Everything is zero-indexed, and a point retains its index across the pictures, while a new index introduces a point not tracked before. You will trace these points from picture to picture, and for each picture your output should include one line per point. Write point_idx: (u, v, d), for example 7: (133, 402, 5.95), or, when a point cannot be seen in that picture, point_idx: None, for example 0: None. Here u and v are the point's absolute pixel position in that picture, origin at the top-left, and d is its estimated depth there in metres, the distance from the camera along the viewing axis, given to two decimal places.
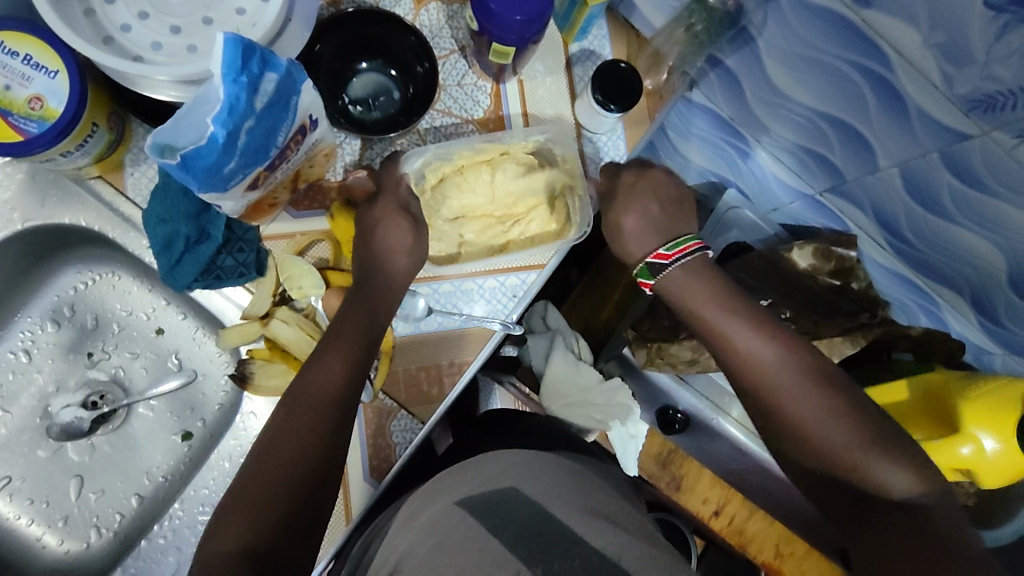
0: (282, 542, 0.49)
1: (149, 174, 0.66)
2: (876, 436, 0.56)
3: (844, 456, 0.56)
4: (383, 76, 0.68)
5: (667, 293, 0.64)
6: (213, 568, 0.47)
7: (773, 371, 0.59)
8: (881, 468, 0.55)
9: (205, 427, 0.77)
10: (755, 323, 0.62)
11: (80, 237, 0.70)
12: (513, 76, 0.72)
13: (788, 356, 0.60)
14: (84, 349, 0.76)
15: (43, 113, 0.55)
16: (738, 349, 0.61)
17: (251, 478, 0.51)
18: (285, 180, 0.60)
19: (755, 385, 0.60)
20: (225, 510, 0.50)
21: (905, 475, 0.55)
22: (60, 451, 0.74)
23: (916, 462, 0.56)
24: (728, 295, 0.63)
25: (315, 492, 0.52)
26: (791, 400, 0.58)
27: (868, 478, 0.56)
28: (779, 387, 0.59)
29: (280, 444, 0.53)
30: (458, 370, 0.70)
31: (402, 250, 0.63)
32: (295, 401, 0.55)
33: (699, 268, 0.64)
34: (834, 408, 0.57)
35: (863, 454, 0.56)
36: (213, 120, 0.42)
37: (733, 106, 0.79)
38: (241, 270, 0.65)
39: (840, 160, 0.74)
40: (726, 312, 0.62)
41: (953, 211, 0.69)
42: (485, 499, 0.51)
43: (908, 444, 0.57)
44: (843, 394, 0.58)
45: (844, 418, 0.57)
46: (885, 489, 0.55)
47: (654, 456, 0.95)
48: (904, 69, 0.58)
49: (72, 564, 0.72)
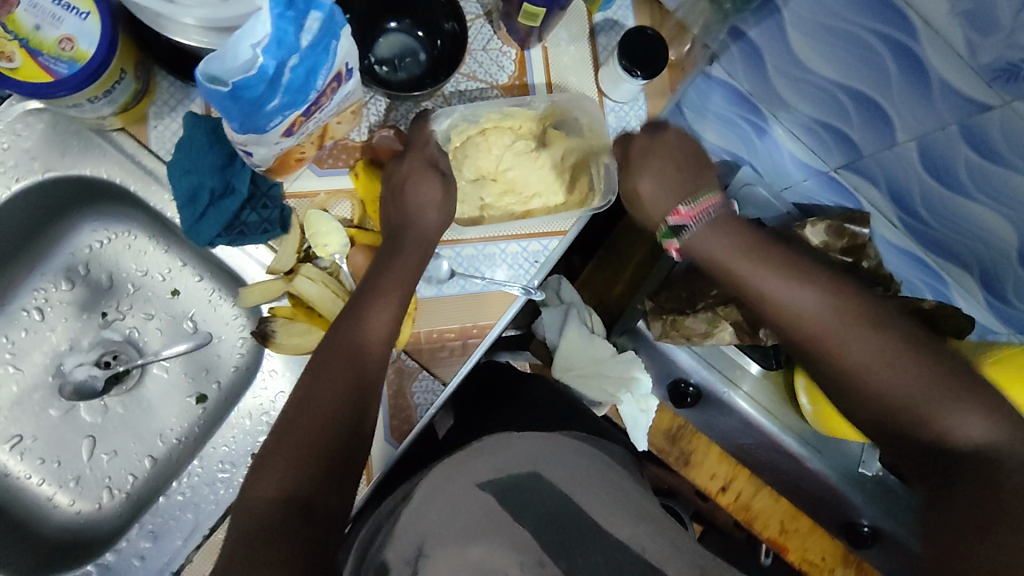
0: (322, 490, 0.49)
1: (173, 127, 0.66)
2: (942, 381, 0.52)
3: (908, 401, 0.52)
4: (409, 37, 0.68)
5: (695, 249, 0.61)
6: (253, 514, 0.47)
7: (811, 315, 0.56)
8: (948, 416, 0.51)
9: (220, 390, 0.76)
10: (792, 270, 0.58)
11: (99, 192, 0.69)
12: (538, 43, 0.72)
13: (831, 305, 0.56)
14: (98, 309, 0.75)
15: (74, 55, 0.54)
16: (770, 297, 0.58)
17: (290, 426, 0.51)
18: (314, 135, 0.60)
19: (799, 332, 0.57)
20: (264, 460, 0.50)
21: (975, 422, 0.50)
22: (72, 411, 0.73)
23: (994, 407, 0.51)
24: (758, 246, 0.60)
25: (353, 445, 0.52)
26: (834, 345, 0.55)
27: (934, 427, 0.51)
28: (830, 333, 0.55)
29: (316, 398, 0.53)
30: (480, 334, 0.70)
31: (433, 207, 0.62)
32: (332, 355, 0.55)
33: (727, 221, 0.61)
34: (890, 353, 0.53)
35: (923, 399, 0.52)
36: (263, 51, 0.42)
37: (752, 80, 0.80)
38: (264, 227, 0.65)
39: (857, 135, 0.75)
40: (759, 261, 0.59)
41: (967, 185, 0.70)
42: (508, 486, 0.51)
43: (979, 388, 0.51)
44: (899, 336, 0.54)
45: (901, 363, 0.53)
46: (956, 436, 0.51)
47: (664, 432, 0.98)
48: (929, 38, 0.59)
49: (84, 524, 0.72)
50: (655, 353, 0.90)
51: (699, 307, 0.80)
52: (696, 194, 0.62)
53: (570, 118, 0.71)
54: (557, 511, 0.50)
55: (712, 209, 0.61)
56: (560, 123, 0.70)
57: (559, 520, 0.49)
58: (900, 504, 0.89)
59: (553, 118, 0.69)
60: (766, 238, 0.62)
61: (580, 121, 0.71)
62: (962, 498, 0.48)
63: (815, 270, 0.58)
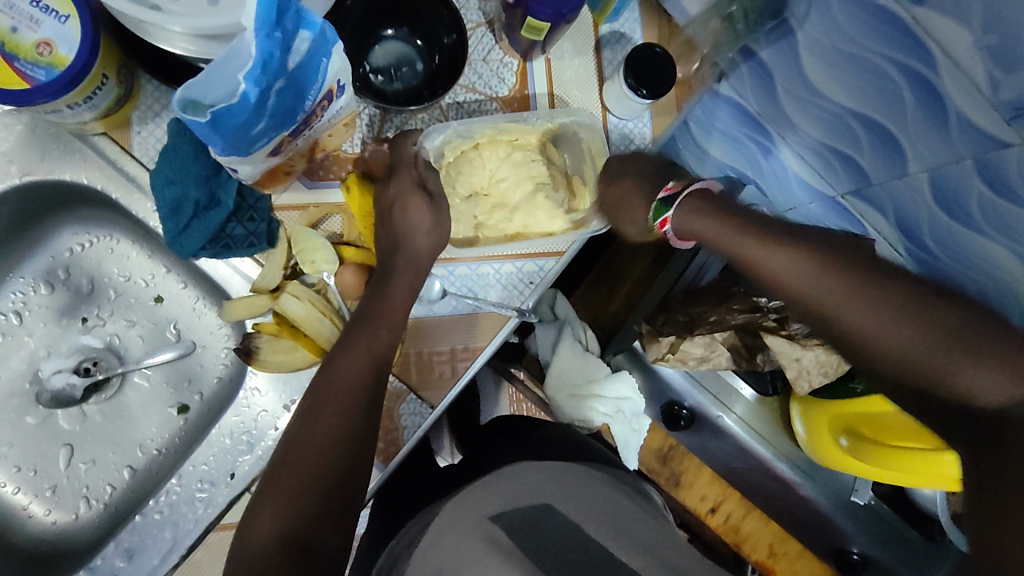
0: (318, 528, 0.48)
1: (157, 134, 0.63)
2: (945, 335, 0.50)
3: (919, 362, 0.51)
4: (407, 46, 0.65)
5: (685, 232, 0.64)
6: (252, 558, 0.46)
7: (806, 287, 0.56)
8: (960, 370, 0.49)
9: (203, 401, 0.74)
10: (778, 241, 0.58)
11: (79, 196, 0.67)
12: (541, 55, 0.70)
13: (820, 274, 0.55)
14: (78, 314, 0.73)
15: (52, 60, 0.51)
16: (764, 272, 0.58)
17: (286, 462, 0.50)
18: (303, 150, 0.57)
19: (801, 308, 0.57)
20: (260, 500, 0.49)
21: (994, 377, 0.48)
22: (49, 418, 0.71)
23: (1012, 356, 0.48)
24: (742, 220, 0.60)
25: (350, 478, 0.51)
26: (835, 314, 0.54)
27: (951, 382, 0.50)
28: (826, 304, 0.55)
29: (311, 433, 0.51)
30: (470, 356, 0.68)
31: (424, 231, 0.60)
32: (327, 385, 0.53)
33: (706, 200, 0.63)
34: (892, 313, 0.52)
35: (934, 357, 0.50)
36: (246, 77, 0.39)
37: (760, 101, 0.78)
38: (251, 240, 0.63)
39: (868, 162, 0.73)
40: (747, 236, 0.59)
41: (979, 220, 0.68)
42: (521, 517, 0.51)
43: (991, 338, 0.49)
44: (894, 292, 0.53)
45: (901, 324, 0.52)
46: (975, 392, 0.49)
47: (656, 451, 0.96)
48: (948, 70, 0.57)
49: (60, 535, 0.70)
50: (650, 375, 0.90)
51: (696, 331, 0.79)
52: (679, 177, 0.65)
53: (569, 133, 0.68)
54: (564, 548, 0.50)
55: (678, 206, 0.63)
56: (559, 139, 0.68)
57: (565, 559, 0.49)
58: (895, 533, 0.88)
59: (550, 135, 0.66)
60: (752, 212, 0.62)
61: (580, 136, 0.69)
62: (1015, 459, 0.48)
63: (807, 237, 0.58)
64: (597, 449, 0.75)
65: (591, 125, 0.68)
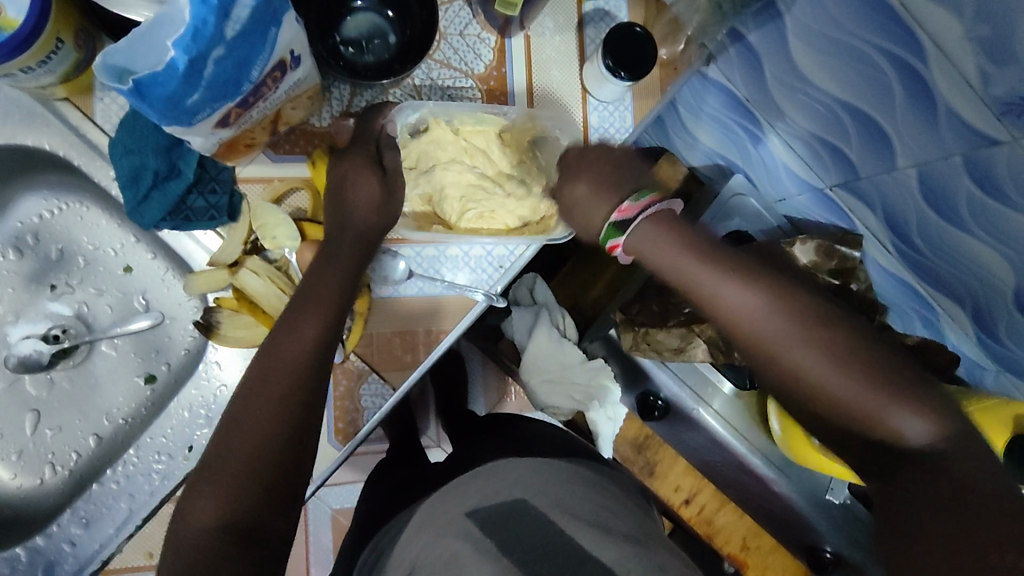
0: (263, 513, 0.48)
1: (120, 101, 0.62)
2: (879, 377, 0.51)
3: (852, 405, 0.51)
4: (379, 16, 0.62)
5: (638, 251, 0.58)
6: (190, 545, 0.45)
7: (752, 318, 0.54)
8: (893, 414, 0.50)
9: (170, 372, 0.73)
10: (729, 269, 0.56)
11: (45, 161, 0.66)
12: (519, 31, 0.67)
13: (766, 304, 0.54)
14: (46, 281, 0.72)
15: (1, 24, 0.50)
16: (715, 300, 0.55)
17: (225, 448, 0.49)
18: (263, 121, 0.55)
19: (740, 340, 0.56)
20: (196, 487, 0.48)
21: (921, 420, 0.50)
22: (16, 383, 0.71)
23: (937, 408, 0.50)
24: (691, 237, 0.57)
25: (294, 462, 0.50)
26: (779, 350, 0.54)
27: (881, 427, 0.51)
28: (769, 338, 0.54)
29: (255, 416, 0.50)
30: (434, 340, 0.67)
31: (370, 207, 0.59)
32: (268, 368, 0.52)
33: (666, 219, 0.57)
34: (827, 349, 0.52)
35: (871, 400, 0.51)
36: (174, 44, 0.39)
37: (749, 87, 0.75)
38: (211, 213, 0.62)
39: (856, 156, 0.70)
40: (701, 262, 0.56)
41: (966, 218, 0.65)
42: (498, 513, 0.52)
43: (915, 383, 0.51)
44: (834, 334, 0.53)
45: (843, 361, 0.52)
46: (901, 436, 0.50)
47: (631, 441, 0.95)
48: (938, 62, 0.54)
49: (23, 499, 0.70)
50: (628, 362, 0.88)
51: (670, 322, 0.78)
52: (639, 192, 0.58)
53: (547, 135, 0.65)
54: (547, 543, 0.49)
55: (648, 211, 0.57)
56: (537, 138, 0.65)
57: (549, 553, 0.48)
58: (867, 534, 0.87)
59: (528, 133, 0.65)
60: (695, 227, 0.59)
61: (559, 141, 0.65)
62: (939, 522, 0.45)
63: (755, 269, 0.57)
64: (584, 446, 0.78)
65: (570, 131, 0.65)
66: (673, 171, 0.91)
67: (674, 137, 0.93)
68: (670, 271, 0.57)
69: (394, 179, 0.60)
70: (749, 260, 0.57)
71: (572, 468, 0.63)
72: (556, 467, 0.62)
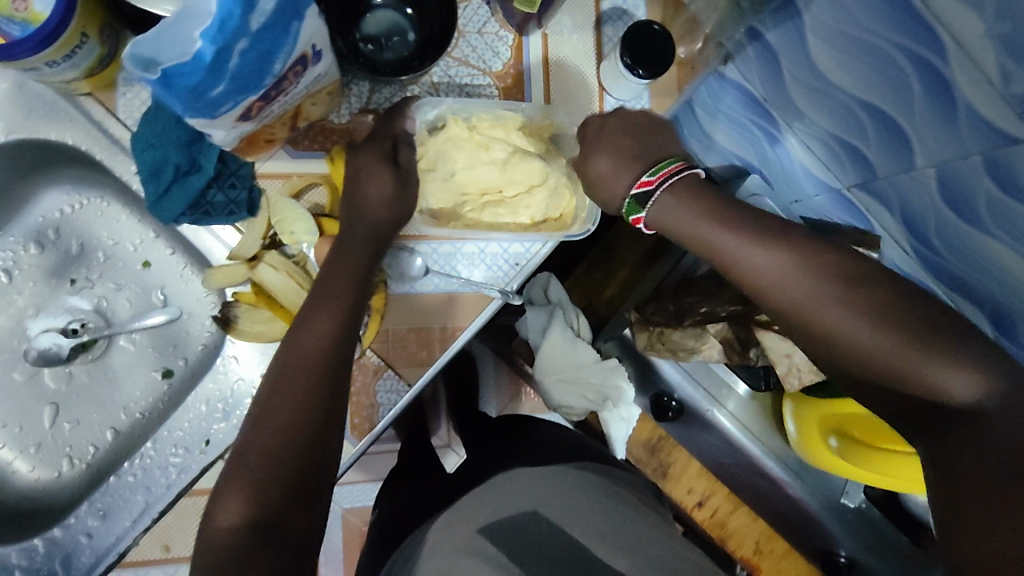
0: (288, 509, 0.47)
1: (142, 96, 0.63)
2: (925, 334, 0.46)
3: (891, 362, 0.47)
4: (398, 14, 0.62)
5: (661, 224, 0.56)
6: (222, 547, 0.45)
7: (786, 279, 0.51)
8: (936, 370, 0.45)
9: (187, 366, 0.74)
10: (755, 232, 0.53)
11: (67, 156, 0.67)
12: (537, 29, 0.67)
13: (791, 264, 0.51)
14: (66, 275, 0.73)
15: (27, 17, 0.51)
16: (739, 262, 0.53)
17: (249, 446, 0.49)
18: (284, 116, 0.56)
19: (767, 302, 0.52)
20: (223, 487, 0.48)
21: (969, 374, 0.45)
22: (36, 376, 0.72)
23: (986, 360, 0.45)
24: (711, 205, 0.55)
25: (318, 456, 0.50)
26: (811, 311, 0.50)
27: (924, 385, 0.46)
28: (800, 299, 0.50)
29: (276, 412, 0.50)
30: (450, 336, 0.67)
31: (384, 201, 0.59)
32: (287, 363, 0.53)
33: (689, 188, 0.55)
34: (862, 305, 0.48)
35: (909, 356, 0.46)
36: (202, 34, 0.39)
37: (766, 86, 0.74)
38: (230, 208, 0.62)
39: (874, 155, 0.70)
40: (723, 227, 0.54)
41: (986, 220, 0.64)
42: (509, 526, 0.52)
43: (961, 336, 0.46)
44: (870, 288, 0.49)
45: (885, 317, 0.47)
46: (947, 394, 0.45)
47: (644, 442, 0.94)
48: (958, 59, 0.53)
49: (41, 491, 0.71)
50: (640, 362, 0.89)
51: (685, 322, 0.78)
52: (659, 162, 0.56)
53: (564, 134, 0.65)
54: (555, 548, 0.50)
55: (677, 176, 0.55)
56: (553, 137, 0.65)
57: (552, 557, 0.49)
58: (886, 540, 0.86)
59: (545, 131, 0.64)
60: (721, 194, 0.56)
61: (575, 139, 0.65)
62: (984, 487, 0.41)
63: (783, 230, 0.53)
64: (598, 450, 0.78)
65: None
66: None
67: None
68: (693, 236, 0.55)
69: (409, 175, 0.60)
70: (781, 222, 0.54)
71: (583, 475, 0.62)
72: (566, 473, 0.62)
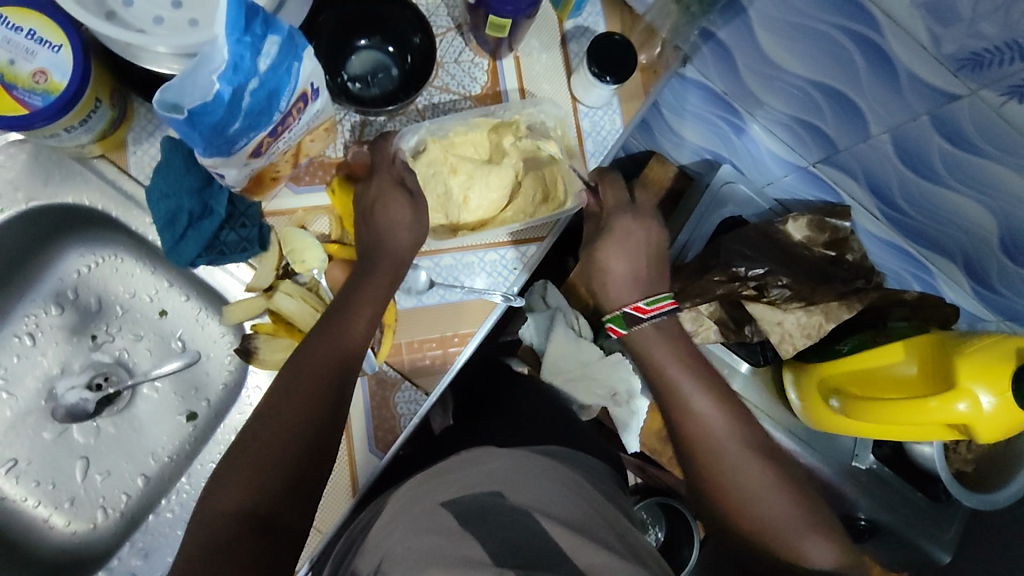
0: (285, 505, 0.50)
1: (151, 153, 0.68)
2: (809, 513, 0.59)
3: (771, 524, 0.59)
4: (381, 53, 0.69)
5: (630, 342, 0.68)
6: (212, 528, 0.47)
7: (717, 433, 0.63)
8: (807, 540, 0.58)
9: (210, 407, 0.77)
10: (703, 381, 0.65)
11: (84, 218, 0.71)
12: (509, 53, 0.73)
13: (731, 422, 0.63)
14: (87, 332, 0.76)
15: (47, 87, 0.55)
16: (686, 405, 0.64)
17: (254, 438, 0.52)
18: (287, 154, 0.61)
19: (694, 446, 0.63)
20: (223, 474, 0.50)
21: (828, 551, 0.57)
22: (65, 433, 0.74)
23: (840, 541, 0.59)
24: (681, 350, 0.67)
25: (317, 458, 0.53)
26: (731, 461, 0.61)
27: (792, 547, 0.58)
28: (722, 449, 0.62)
29: (285, 409, 0.53)
30: (461, 342, 0.71)
31: (404, 227, 0.63)
32: (300, 365, 0.56)
33: (660, 329, 0.68)
34: (775, 478, 0.61)
35: (790, 525, 0.58)
36: (220, 77, 0.44)
37: (726, 80, 0.80)
38: (243, 245, 0.66)
39: (832, 130, 0.75)
40: (684, 373, 0.65)
41: (943, 174, 0.70)
42: (476, 504, 0.51)
43: (831, 522, 0.60)
44: (777, 463, 0.62)
45: (775, 493, 0.60)
46: (807, 561, 0.57)
47: (657, 433, 0.95)
48: (892, 31, 0.59)
49: (78, 544, 0.72)
50: None
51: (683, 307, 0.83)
52: (655, 295, 0.69)
53: (536, 122, 0.70)
54: (529, 534, 0.47)
55: (668, 312, 0.69)
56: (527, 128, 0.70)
57: (522, 544, 0.46)
58: (898, 495, 0.90)
59: (518, 126, 0.69)
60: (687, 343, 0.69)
61: (547, 125, 0.71)
62: None
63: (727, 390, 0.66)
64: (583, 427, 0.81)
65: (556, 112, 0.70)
66: (663, 171, 0.99)
67: (661, 139, 0.99)
68: (656, 367, 0.66)
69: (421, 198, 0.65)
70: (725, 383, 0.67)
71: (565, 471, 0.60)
72: (536, 462, 0.60)
